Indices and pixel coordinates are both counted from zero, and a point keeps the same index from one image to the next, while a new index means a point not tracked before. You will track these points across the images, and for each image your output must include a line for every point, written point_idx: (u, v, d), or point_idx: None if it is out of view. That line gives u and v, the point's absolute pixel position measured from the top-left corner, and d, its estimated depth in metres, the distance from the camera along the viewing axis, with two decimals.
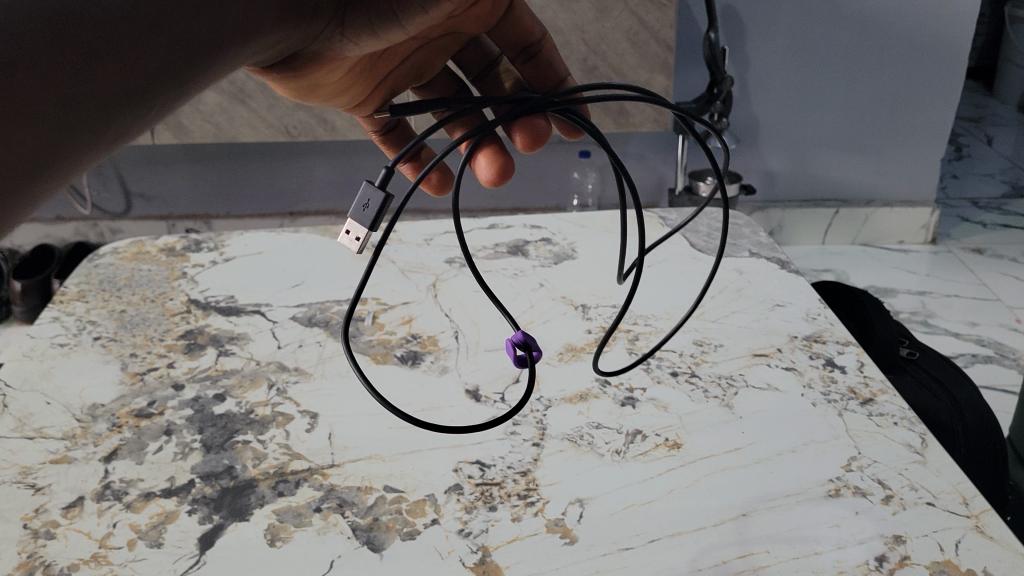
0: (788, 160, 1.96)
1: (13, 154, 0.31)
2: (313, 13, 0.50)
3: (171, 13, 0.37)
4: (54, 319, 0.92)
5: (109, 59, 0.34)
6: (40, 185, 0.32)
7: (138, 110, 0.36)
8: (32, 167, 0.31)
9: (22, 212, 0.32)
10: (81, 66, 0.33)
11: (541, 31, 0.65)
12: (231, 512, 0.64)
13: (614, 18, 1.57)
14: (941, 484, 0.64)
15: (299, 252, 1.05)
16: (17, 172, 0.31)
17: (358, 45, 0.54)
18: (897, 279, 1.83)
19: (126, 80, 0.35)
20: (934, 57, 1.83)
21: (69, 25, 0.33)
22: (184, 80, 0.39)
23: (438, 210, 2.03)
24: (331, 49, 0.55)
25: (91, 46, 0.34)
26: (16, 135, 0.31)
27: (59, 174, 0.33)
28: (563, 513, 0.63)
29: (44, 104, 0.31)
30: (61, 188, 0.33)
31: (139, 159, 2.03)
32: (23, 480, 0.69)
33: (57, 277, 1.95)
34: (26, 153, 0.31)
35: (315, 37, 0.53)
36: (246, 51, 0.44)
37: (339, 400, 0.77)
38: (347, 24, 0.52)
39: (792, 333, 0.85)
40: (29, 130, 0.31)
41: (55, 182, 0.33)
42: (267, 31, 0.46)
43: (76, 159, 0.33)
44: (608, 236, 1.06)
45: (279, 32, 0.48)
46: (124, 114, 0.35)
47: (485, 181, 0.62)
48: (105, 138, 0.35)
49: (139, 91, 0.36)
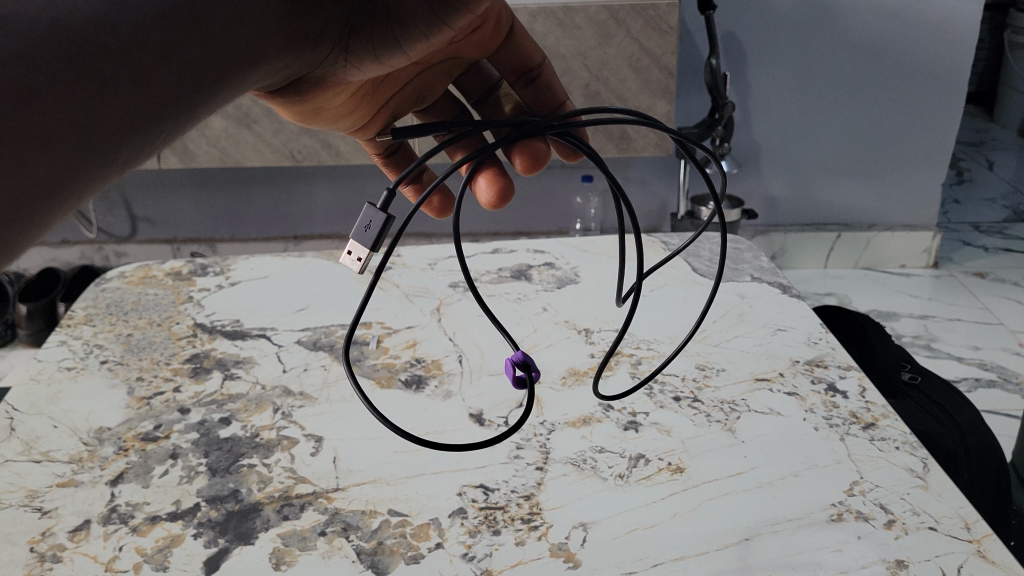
0: (789, 185, 1.97)
1: (28, 180, 0.32)
2: (317, 39, 0.51)
3: (185, 40, 0.38)
4: (61, 343, 0.93)
5: (124, 86, 0.35)
6: (54, 209, 0.33)
7: (148, 135, 0.37)
8: (46, 193, 0.32)
9: (34, 235, 0.32)
10: (98, 92, 0.34)
11: (541, 57, 0.66)
12: (237, 536, 0.65)
13: (616, 44, 1.58)
14: (942, 509, 0.65)
15: (304, 277, 1.05)
16: (32, 196, 0.32)
17: (362, 71, 0.55)
18: (899, 303, 1.84)
19: (138, 106, 0.36)
20: (935, 83, 1.84)
21: (90, 52, 0.34)
22: (192, 104, 0.40)
23: (441, 234, 2.04)
24: (334, 73, 0.56)
25: (109, 73, 0.34)
26: (31, 161, 0.32)
27: (70, 197, 0.34)
28: (566, 537, 0.64)
29: (62, 130, 0.32)
30: (71, 211, 0.34)
31: (145, 184, 2.05)
32: (30, 504, 0.69)
33: (62, 300, 1.96)
34: (42, 176, 0.32)
35: (320, 63, 0.53)
36: (251, 75, 0.45)
37: (345, 424, 0.77)
38: (350, 51, 0.53)
39: (794, 358, 0.85)
40: (47, 154, 0.32)
41: (66, 205, 0.34)
42: (273, 57, 0.47)
43: (88, 183, 0.34)
44: (610, 260, 1.07)
45: (285, 59, 0.49)
46: (134, 139, 0.36)
47: (485, 204, 0.63)
48: (117, 163, 0.36)
49: (149, 116, 0.37)
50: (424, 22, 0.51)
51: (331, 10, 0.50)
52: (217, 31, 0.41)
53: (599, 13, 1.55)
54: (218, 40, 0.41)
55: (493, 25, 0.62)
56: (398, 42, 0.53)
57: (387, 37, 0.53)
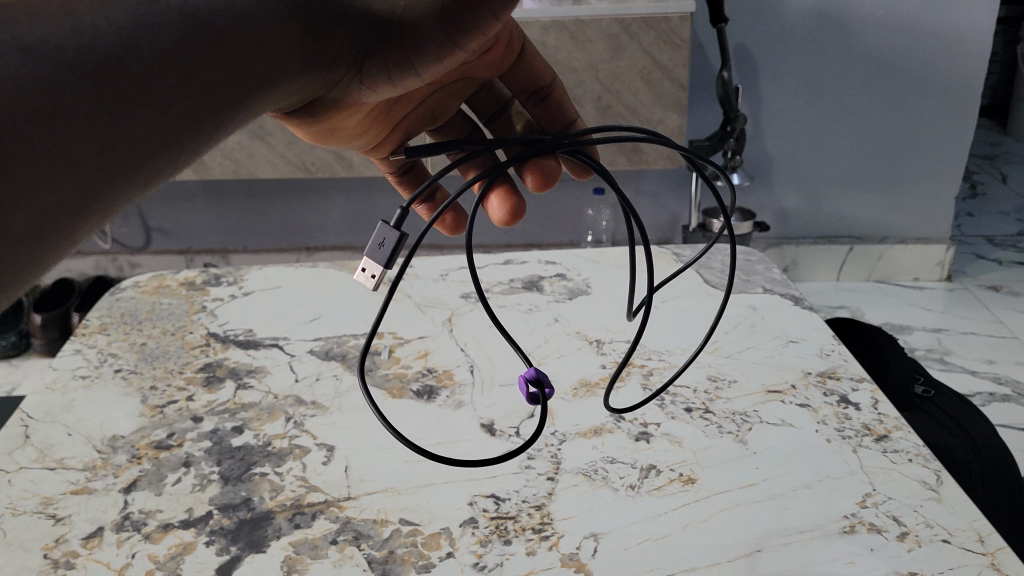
0: (801, 198, 1.97)
1: (53, 200, 0.32)
2: (332, 62, 0.51)
3: (207, 62, 0.39)
4: (76, 352, 0.93)
5: (147, 108, 0.36)
6: (77, 228, 0.33)
7: (169, 154, 0.37)
8: (71, 211, 0.33)
9: (58, 253, 0.33)
10: (121, 113, 0.34)
11: (552, 76, 0.67)
12: (249, 543, 0.65)
13: (628, 57, 1.59)
14: (956, 521, 0.64)
15: (317, 287, 1.06)
16: (58, 214, 0.32)
17: (377, 92, 0.55)
18: (912, 316, 1.83)
19: (159, 127, 0.37)
20: (948, 97, 1.84)
21: (113, 74, 0.34)
22: (212, 125, 0.40)
23: (453, 246, 2.05)
24: (349, 95, 0.56)
25: (132, 95, 0.35)
26: (58, 182, 0.32)
27: (92, 217, 0.34)
28: (577, 547, 0.64)
29: (85, 150, 0.33)
30: (92, 229, 0.35)
31: (160, 195, 2.07)
32: (44, 511, 0.69)
33: (77, 311, 1.97)
34: (67, 195, 0.32)
35: (334, 83, 0.53)
36: (269, 95, 0.46)
37: (356, 433, 0.77)
38: (365, 73, 0.53)
39: (806, 369, 0.85)
40: (74, 173, 0.33)
41: (89, 224, 0.34)
42: (288, 78, 0.47)
43: (109, 204, 0.35)
44: (621, 272, 1.07)
45: (301, 79, 0.49)
46: (156, 158, 0.37)
47: (497, 221, 0.63)
48: (138, 183, 0.36)
49: (169, 138, 0.37)
50: (437, 43, 0.50)
51: (346, 33, 0.50)
52: (241, 53, 0.41)
53: (611, 26, 1.56)
54: (241, 61, 0.41)
55: (505, 45, 0.62)
56: (414, 65, 0.51)
57: (400, 59, 0.51)
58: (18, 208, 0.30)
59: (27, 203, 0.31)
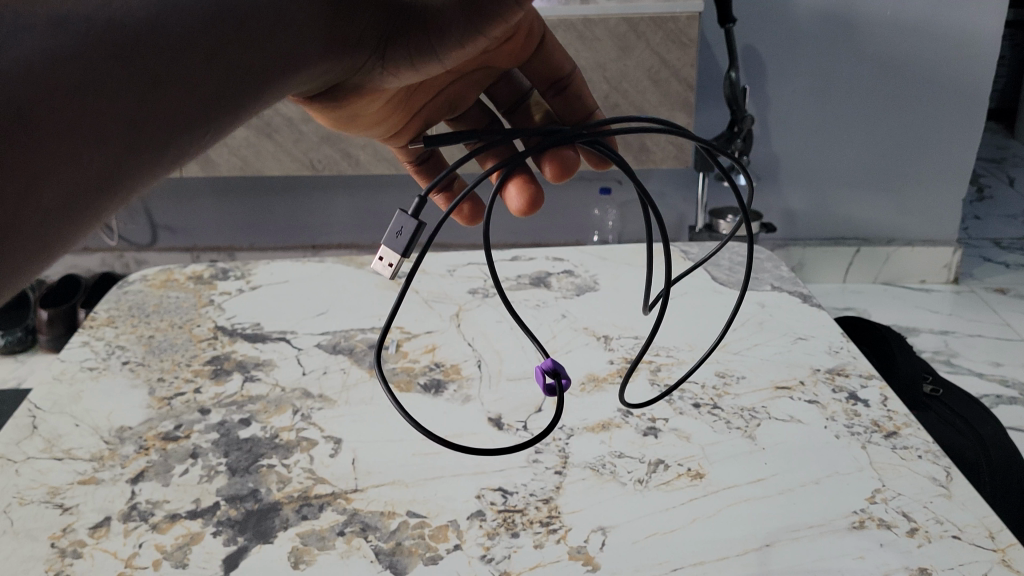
0: (808, 199, 1.97)
1: (82, 173, 0.32)
2: (355, 47, 0.51)
3: (233, 43, 0.39)
4: (84, 344, 0.93)
5: (174, 85, 0.36)
6: (104, 203, 0.33)
7: (196, 133, 0.37)
8: (99, 187, 0.33)
9: (86, 228, 0.32)
10: (148, 91, 0.34)
11: (571, 67, 0.66)
12: (256, 534, 0.65)
13: (636, 57, 1.59)
14: (967, 518, 0.64)
15: (324, 281, 1.06)
16: (87, 189, 0.32)
17: (398, 78, 0.55)
18: (920, 318, 1.82)
19: (187, 105, 0.36)
20: (957, 100, 1.83)
21: (140, 52, 0.34)
22: (239, 106, 0.40)
23: (460, 244, 2.05)
24: (369, 81, 0.56)
25: (159, 73, 0.35)
26: (85, 156, 0.32)
27: (118, 194, 0.34)
28: (586, 540, 0.64)
29: (111, 126, 0.33)
30: (120, 207, 0.35)
31: (167, 192, 2.07)
32: (51, 500, 0.70)
33: (83, 307, 1.97)
34: (95, 170, 0.32)
35: (355, 70, 0.53)
36: (294, 80, 0.45)
37: (363, 426, 0.77)
38: (386, 58, 0.53)
39: (815, 366, 0.85)
40: (101, 148, 0.32)
41: (115, 201, 0.34)
42: (313, 64, 0.47)
43: (137, 181, 0.35)
44: (629, 269, 1.07)
45: (323, 64, 0.49)
46: (183, 137, 0.37)
47: (514, 211, 0.62)
48: (164, 163, 0.36)
49: (197, 116, 0.37)
50: (460, 32, 0.51)
51: (367, 21, 0.50)
52: (267, 36, 0.41)
53: (619, 26, 1.56)
54: (267, 42, 0.41)
55: (526, 35, 0.62)
56: (435, 52, 0.53)
57: (423, 47, 0.52)
58: (51, 180, 0.30)
59: (58, 175, 0.31)
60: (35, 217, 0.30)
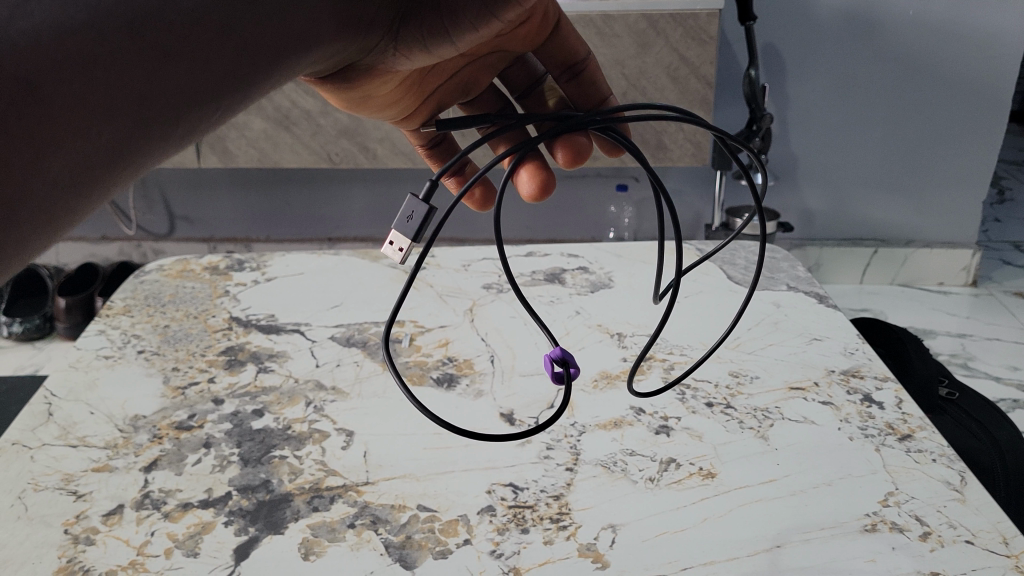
0: (825, 198, 1.96)
1: (89, 147, 0.32)
2: (370, 27, 0.51)
3: (246, 16, 0.38)
4: (100, 332, 0.94)
5: (186, 59, 0.35)
6: (108, 177, 0.33)
7: (205, 108, 0.37)
8: (106, 161, 0.33)
9: (92, 201, 0.33)
10: (160, 63, 0.34)
11: (586, 51, 0.66)
12: (267, 524, 0.65)
13: (655, 53, 1.58)
14: (980, 522, 0.63)
15: (337, 274, 1.06)
16: (94, 162, 0.32)
17: (410, 59, 0.56)
18: (936, 321, 1.81)
19: (199, 81, 0.36)
20: (979, 102, 1.81)
21: (155, 26, 0.34)
22: (247, 82, 0.40)
23: (474, 238, 2.05)
24: (382, 62, 0.56)
25: (172, 47, 0.35)
26: (93, 130, 0.32)
27: (124, 167, 0.34)
28: (596, 538, 0.63)
29: (120, 98, 0.33)
30: (127, 179, 0.35)
31: (186, 183, 2.09)
32: (65, 487, 0.70)
33: (100, 295, 1.99)
34: (102, 144, 0.33)
35: (368, 51, 0.54)
36: (307, 58, 0.45)
37: (375, 419, 0.78)
38: (400, 36, 0.53)
39: (829, 367, 0.84)
40: (109, 121, 0.33)
41: (121, 174, 0.34)
42: (328, 42, 0.47)
43: (144, 153, 0.35)
44: (644, 266, 1.07)
45: (339, 44, 0.49)
46: (193, 112, 0.37)
47: (526, 196, 0.62)
48: (173, 138, 0.36)
49: (208, 91, 0.37)
50: (475, 12, 0.52)
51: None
52: (282, 13, 0.41)
53: (638, 22, 1.55)
54: (280, 20, 0.41)
55: (541, 20, 0.62)
56: (449, 34, 0.54)
57: (436, 25, 0.53)
58: (56, 153, 0.31)
59: (63, 148, 0.31)
60: (40, 189, 0.30)
